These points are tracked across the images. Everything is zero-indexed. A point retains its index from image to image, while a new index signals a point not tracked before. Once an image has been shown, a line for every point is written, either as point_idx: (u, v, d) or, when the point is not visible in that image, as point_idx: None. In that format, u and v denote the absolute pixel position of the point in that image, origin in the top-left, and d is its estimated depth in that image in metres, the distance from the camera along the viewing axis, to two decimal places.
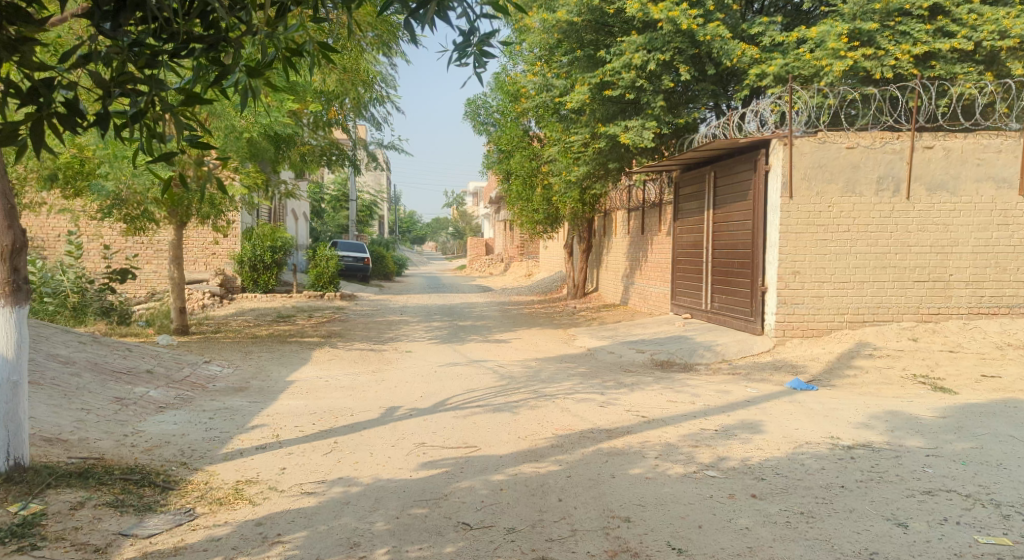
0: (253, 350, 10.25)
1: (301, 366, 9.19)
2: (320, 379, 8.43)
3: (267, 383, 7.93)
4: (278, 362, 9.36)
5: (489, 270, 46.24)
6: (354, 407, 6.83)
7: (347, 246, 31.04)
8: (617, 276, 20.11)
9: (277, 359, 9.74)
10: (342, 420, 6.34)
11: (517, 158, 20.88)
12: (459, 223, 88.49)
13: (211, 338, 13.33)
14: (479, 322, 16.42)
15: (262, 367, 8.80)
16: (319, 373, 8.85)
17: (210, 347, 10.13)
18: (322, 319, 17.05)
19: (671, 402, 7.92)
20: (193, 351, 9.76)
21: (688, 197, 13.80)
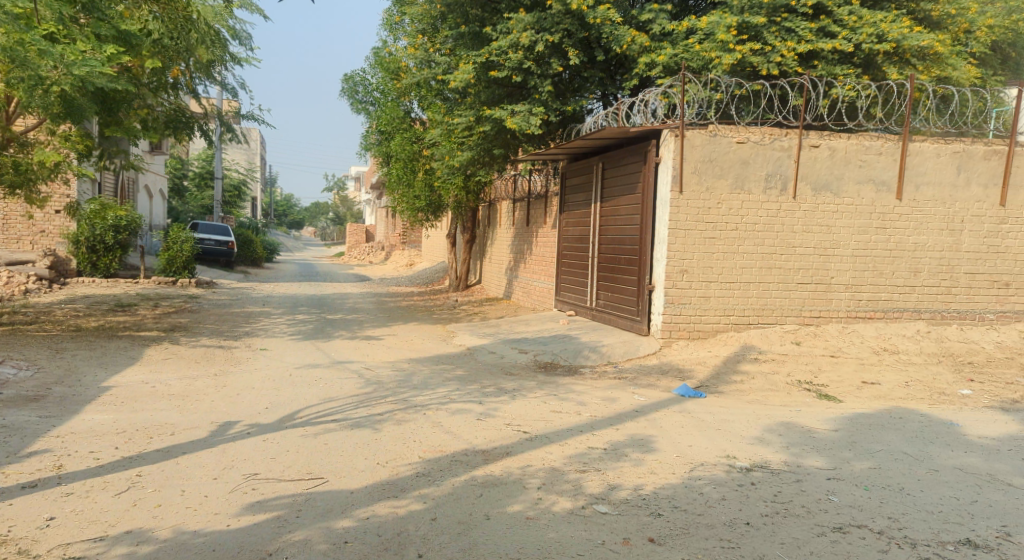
0: (73, 349, 8.85)
1: (125, 368, 7.92)
2: (145, 385, 7.22)
3: (71, 392, 6.67)
4: (100, 364, 8.05)
5: (369, 258, 44.70)
6: (177, 426, 5.73)
7: (207, 228, 28.98)
8: (501, 269, 19.39)
9: (98, 359, 8.38)
10: (154, 443, 5.23)
11: (398, 140, 19.79)
12: (341, 209, 85.91)
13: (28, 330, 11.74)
14: (351, 316, 15.33)
15: (73, 371, 7.51)
16: (145, 376, 7.62)
17: (12, 344, 8.67)
18: (171, 310, 15.48)
19: (554, 413, 7.20)
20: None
21: (575, 188, 13.15)
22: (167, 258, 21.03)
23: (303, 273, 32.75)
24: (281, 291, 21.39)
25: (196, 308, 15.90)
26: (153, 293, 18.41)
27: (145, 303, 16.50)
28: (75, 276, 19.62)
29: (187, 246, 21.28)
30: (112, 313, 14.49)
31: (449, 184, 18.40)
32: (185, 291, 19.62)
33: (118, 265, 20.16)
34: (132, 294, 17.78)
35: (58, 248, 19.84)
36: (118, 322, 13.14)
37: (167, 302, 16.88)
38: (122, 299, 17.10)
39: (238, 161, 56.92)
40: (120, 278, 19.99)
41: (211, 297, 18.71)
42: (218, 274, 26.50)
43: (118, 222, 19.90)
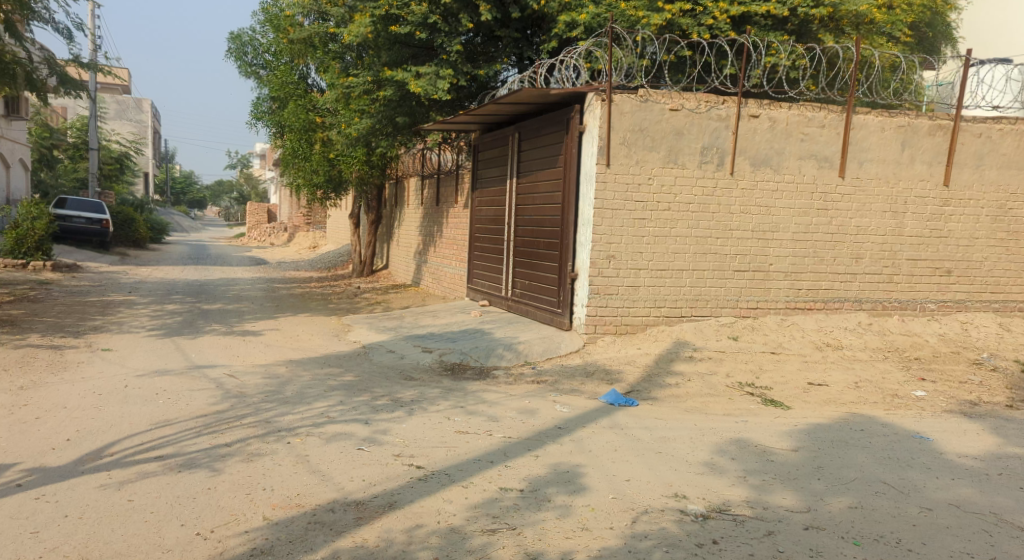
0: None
1: None
2: None
3: None
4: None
5: (270, 239, 42.11)
6: None
7: (78, 205, 26.28)
8: (409, 254, 17.74)
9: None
10: None
11: (293, 109, 17.91)
12: (245, 187, 81.96)
13: None
14: (232, 306, 13.49)
15: None
16: None
17: None
18: (15, 299, 13.33)
19: (459, 434, 5.77)
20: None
21: (488, 163, 11.67)
22: (14, 237, 18.66)
23: (193, 255, 30.30)
24: (159, 278, 19.21)
25: (46, 299, 13.75)
26: (1, 279, 16.10)
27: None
28: None
29: (41, 222, 18.84)
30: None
31: (348, 155, 16.63)
32: (43, 277, 17.32)
33: None
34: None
35: None
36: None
37: (13, 290, 14.65)
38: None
39: (126, 135, 53.12)
40: None
41: (71, 284, 16.49)
42: (92, 258, 23.99)
43: None
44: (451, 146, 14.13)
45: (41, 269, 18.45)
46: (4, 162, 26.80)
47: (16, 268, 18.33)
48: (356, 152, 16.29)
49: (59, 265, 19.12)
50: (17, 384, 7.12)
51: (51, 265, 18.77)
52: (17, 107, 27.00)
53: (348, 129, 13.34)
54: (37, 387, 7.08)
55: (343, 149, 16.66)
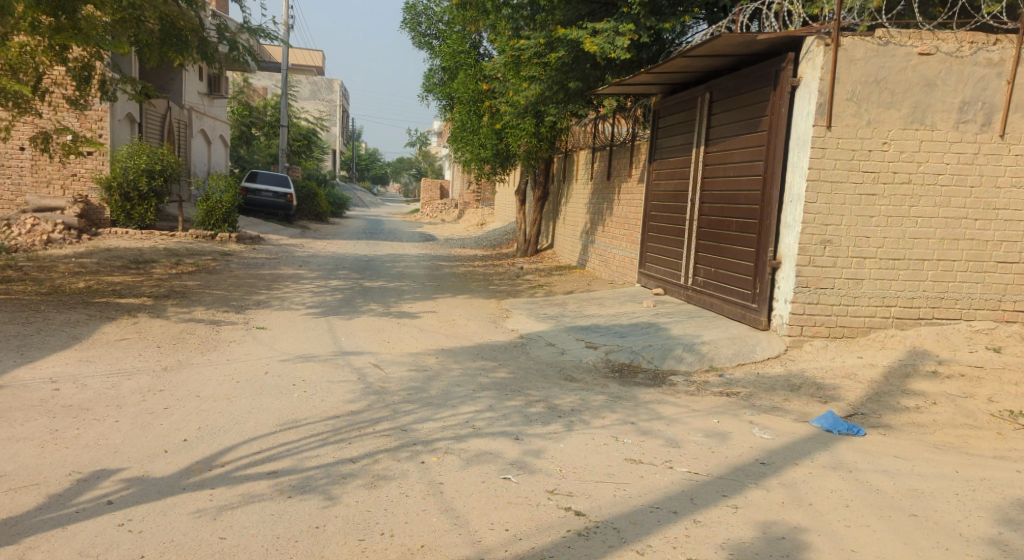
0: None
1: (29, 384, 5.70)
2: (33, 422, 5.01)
3: None
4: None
5: (443, 215, 42.36)
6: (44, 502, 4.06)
7: (267, 179, 27.28)
8: (576, 233, 16.62)
9: (18, 365, 6.26)
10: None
11: (465, 79, 17.32)
12: (423, 164, 83.94)
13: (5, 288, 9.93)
14: (394, 284, 12.93)
15: None
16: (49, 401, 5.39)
17: None
18: (192, 269, 13.47)
19: (629, 463, 4.56)
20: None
21: (670, 132, 10.26)
22: (205, 208, 19.26)
23: (368, 230, 30.75)
24: (330, 252, 19.25)
25: (220, 270, 13.81)
26: (185, 249, 16.53)
27: (168, 261, 14.54)
28: (109, 226, 17.98)
29: (228, 195, 19.66)
30: (119, 272, 12.53)
31: (512, 122, 15.74)
32: (223, 248, 17.70)
33: (155, 216, 18.25)
34: (160, 250, 15.92)
35: (91, 194, 17.90)
36: (116, 283, 11.11)
37: (193, 260, 14.88)
38: (146, 253, 15.25)
39: (315, 114, 55.53)
40: (156, 231, 18.17)
41: (247, 255, 16.71)
42: (274, 230, 24.68)
43: (151, 167, 17.84)
44: (626, 115, 12.81)
45: (227, 240, 19.02)
46: (208, 139, 28.15)
47: (206, 239, 18.86)
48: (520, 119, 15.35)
49: (243, 237, 19.59)
50: (159, 364, 6.64)
51: (233, 237, 19.28)
52: (220, 85, 28.20)
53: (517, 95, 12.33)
54: (180, 367, 6.57)
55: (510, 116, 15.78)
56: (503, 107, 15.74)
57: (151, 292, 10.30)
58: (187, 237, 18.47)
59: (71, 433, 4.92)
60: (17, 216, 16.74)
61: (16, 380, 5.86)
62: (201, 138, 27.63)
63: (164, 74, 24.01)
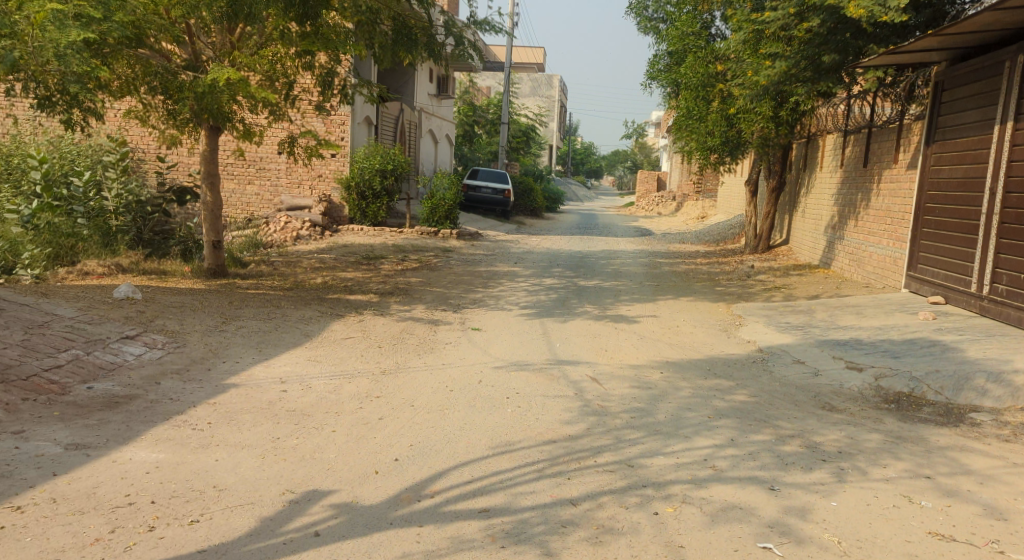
0: (226, 334, 6.51)
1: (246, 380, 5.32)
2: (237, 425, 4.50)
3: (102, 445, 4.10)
4: (231, 377, 5.39)
5: (658, 210, 41.18)
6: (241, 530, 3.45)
7: (488, 175, 27.61)
8: (818, 228, 15.21)
9: (253, 364, 5.76)
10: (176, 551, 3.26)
11: (695, 63, 16.74)
12: (637, 157, 82.72)
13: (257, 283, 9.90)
14: (614, 284, 12.17)
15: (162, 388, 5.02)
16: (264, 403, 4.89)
17: (166, 315, 6.77)
18: (416, 266, 13.43)
19: (937, 542, 3.43)
20: (128, 328, 6.09)
21: (959, 111, 9.00)
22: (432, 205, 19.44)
23: (583, 225, 30.36)
24: (546, 248, 18.88)
25: (440, 267, 13.72)
26: (409, 245, 16.73)
27: (393, 257, 14.68)
28: (347, 223, 18.29)
29: (451, 194, 19.81)
30: (347, 267, 12.68)
31: (744, 102, 15.02)
32: (444, 244, 17.79)
33: (387, 214, 18.47)
34: (386, 246, 16.19)
35: (332, 193, 18.39)
36: (342, 277, 11.16)
37: (415, 256, 14.95)
38: (374, 248, 15.54)
39: (532, 109, 56.16)
40: (388, 229, 18.31)
41: (467, 251, 16.64)
42: (492, 226, 24.81)
43: (384, 166, 18.12)
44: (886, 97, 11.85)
45: (449, 237, 19.25)
46: (434, 139, 28.81)
47: (430, 236, 19.04)
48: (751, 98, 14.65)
49: (463, 233, 19.66)
50: (377, 367, 6.09)
51: (454, 232, 19.47)
52: (447, 86, 28.76)
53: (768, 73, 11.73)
54: (398, 371, 6.01)
55: (739, 93, 15.20)
56: (736, 86, 15.13)
57: (374, 287, 10.23)
58: (413, 235, 18.69)
59: (293, 442, 4.33)
60: (270, 215, 17.41)
61: (248, 376, 5.43)
62: (429, 138, 28.26)
63: (400, 77, 24.63)
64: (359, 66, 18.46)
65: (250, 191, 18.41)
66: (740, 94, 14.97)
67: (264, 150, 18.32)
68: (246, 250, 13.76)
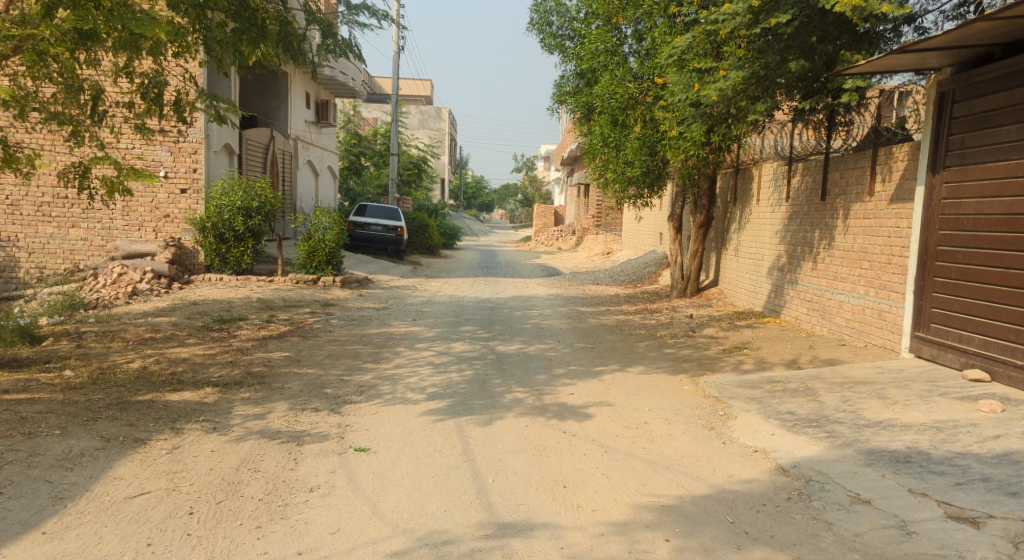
0: None
1: None
2: None
3: None
4: None
5: (558, 244, 39.37)
6: None
7: (376, 211, 24.78)
8: (758, 270, 13.25)
9: None
10: None
11: (610, 79, 14.61)
12: (529, 190, 81.46)
13: (33, 371, 6.95)
14: (540, 348, 9.69)
15: None
16: None
17: None
18: (286, 331, 10.57)
19: None
20: None
21: (991, 129, 7.00)
22: (308, 248, 16.78)
23: (482, 263, 27.91)
24: (447, 296, 16.34)
25: (318, 330, 10.90)
26: (282, 301, 13.81)
27: (257, 318, 11.75)
28: (203, 272, 16.42)
29: (333, 232, 16.92)
30: (194, 338, 9.70)
31: (675, 122, 13.00)
32: (326, 297, 14.94)
33: (251, 258, 16.57)
34: (251, 304, 13.22)
35: (183, 236, 16.37)
36: (182, 356, 8.18)
37: (288, 316, 12.05)
38: (235, 306, 12.56)
39: (422, 140, 53.85)
40: (251, 277, 16.53)
41: (354, 306, 13.86)
42: (383, 268, 22.05)
43: (247, 204, 16.22)
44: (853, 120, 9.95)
45: (331, 285, 16.44)
46: (315, 170, 26.05)
47: (308, 285, 16.48)
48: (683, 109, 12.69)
49: (348, 280, 16.90)
50: None
51: (337, 279, 16.68)
52: (327, 112, 26.12)
53: (723, 85, 9.67)
54: None
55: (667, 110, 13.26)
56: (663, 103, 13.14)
57: (219, 373, 7.35)
58: (284, 284, 16.29)
59: None
60: (102, 265, 15.28)
61: None
62: (309, 169, 25.54)
63: (271, 101, 22.07)
64: (213, 84, 15.85)
65: (75, 236, 16.12)
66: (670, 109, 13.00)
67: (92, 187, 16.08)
68: (55, 314, 10.90)
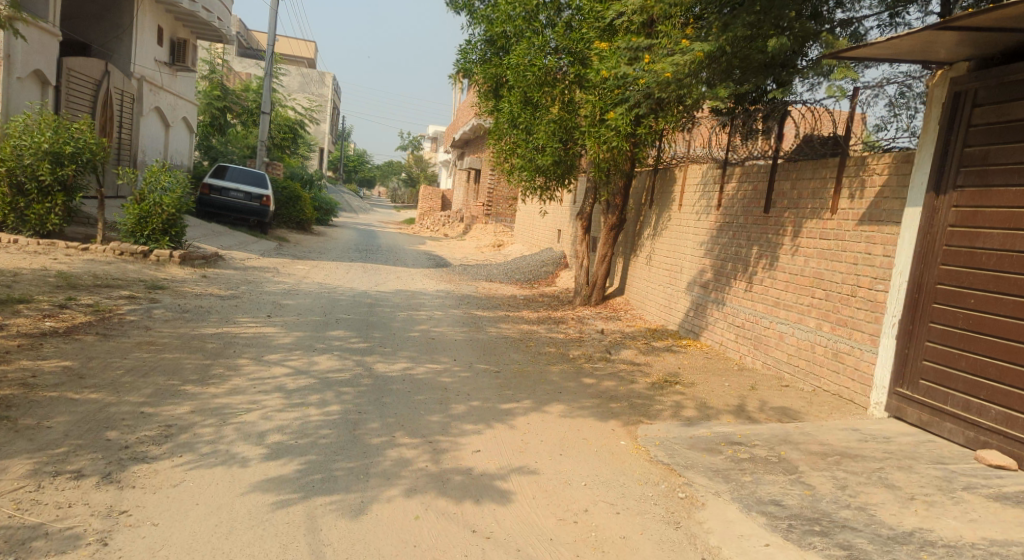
0: None
1: None
2: None
3: None
4: None
5: (443, 232, 37.29)
6: None
7: (239, 176, 21.95)
8: (671, 284, 11.68)
9: None
10: None
11: (524, 49, 12.73)
12: (413, 169, 78.69)
13: None
14: (421, 378, 7.78)
15: None
16: None
17: None
18: (75, 328, 8.38)
19: None
20: None
21: None
22: (139, 212, 14.00)
23: (358, 245, 25.50)
24: (314, 286, 14.06)
25: (133, 331, 8.59)
26: (96, 282, 11.27)
27: (54, 307, 9.32)
28: None
29: (171, 196, 14.21)
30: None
31: (608, 110, 11.33)
32: (159, 280, 12.36)
33: (61, 219, 13.81)
34: (55, 284, 10.68)
35: None
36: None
37: (97, 305, 9.75)
38: (18, 287, 10.08)
39: (302, 105, 50.35)
40: (57, 242, 13.72)
41: (195, 294, 11.48)
42: (241, 243, 19.39)
43: (58, 149, 13.36)
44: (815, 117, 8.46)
45: (169, 262, 13.88)
46: (166, 121, 22.91)
47: (135, 258, 13.83)
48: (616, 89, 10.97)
49: (190, 256, 14.35)
50: None
51: (178, 256, 14.06)
52: (184, 54, 23.05)
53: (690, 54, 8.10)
54: None
55: (598, 95, 11.52)
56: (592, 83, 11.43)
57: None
58: (103, 253, 13.63)
59: None
60: None
61: None
62: (157, 118, 22.40)
63: (111, 31, 19.36)
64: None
65: None
66: (607, 92, 11.27)
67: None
68: None
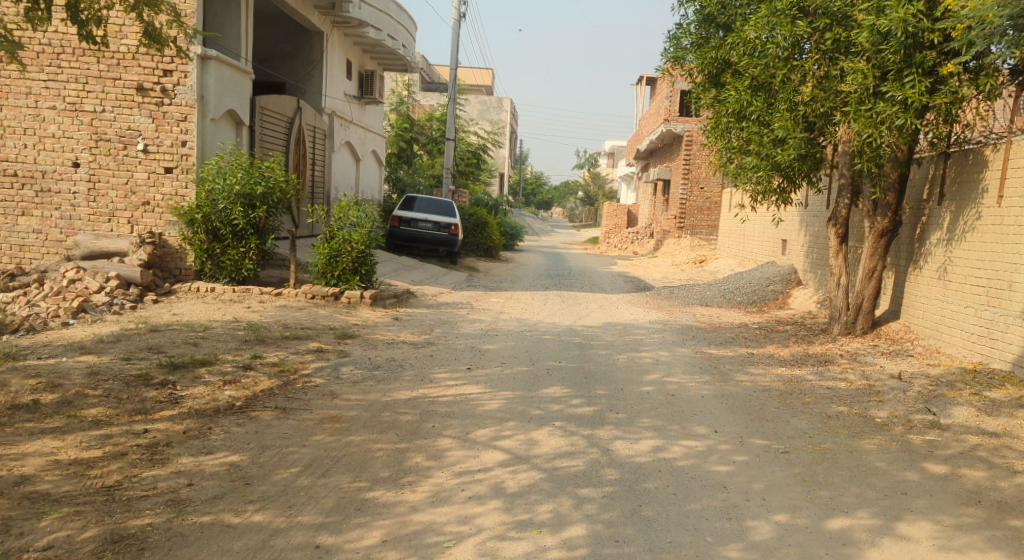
0: None
1: None
2: None
3: None
4: None
5: (633, 250, 35.00)
6: None
7: (426, 206, 20.71)
8: (998, 309, 9.20)
9: None
10: None
11: (761, 20, 10.97)
12: (592, 188, 76.94)
13: None
14: (701, 470, 5.44)
15: None
16: None
17: None
18: (254, 399, 6.70)
19: None
20: None
21: None
22: (329, 251, 12.65)
23: (551, 269, 23.73)
24: (516, 323, 12.18)
25: (316, 401, 6.80)
26: (285, 333, 9.84)
27: (232, 369, 7.76)
28: (193, 280, 12.48)
29: (360, 232, 12.82)
30: (104, 423, 5.76)
31: (889, 76, 9.50)
32: (348, 325, 10.87)
33: (255, 263, 12.55)
34: (241, 338, 9.29)
35: (167, 231, 12.40)
36: (42, 492, 4.30)
37: (281, 364, 8.16)
38: (204, 345, 8.71)
39: (482, 131, 49.88)
40: (255, 288, 12.48)
41: (384, 343, 9.78)
42: (431, 276, 17.96)
43: (249, 190, 12.24)
44: None
45: (359, 304, 12.45)
46: (355, 155, 22.12)
47: (327, 301, 12.46)
48: (904, 50, 9.29)
49: (382, 295, 12.85)
50: None
51: (369, 296, 12.54)
52: (371, 86, 22.31)
53: None
54: None
55: (867, 61, 9.69)
56: (861, 47, 9.63)
57: None
58: (295, 297, 12.37)
59: None
60: (52, 267, 11.61)
61: None
62: (348, 153, 21.67)
63: (302, 68, 18.60)
64: (220, 28, 13.57)
65: (27, 227, 12.25)
66: (884, 52, 9.42)
67: (50, 162, 12.15)
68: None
